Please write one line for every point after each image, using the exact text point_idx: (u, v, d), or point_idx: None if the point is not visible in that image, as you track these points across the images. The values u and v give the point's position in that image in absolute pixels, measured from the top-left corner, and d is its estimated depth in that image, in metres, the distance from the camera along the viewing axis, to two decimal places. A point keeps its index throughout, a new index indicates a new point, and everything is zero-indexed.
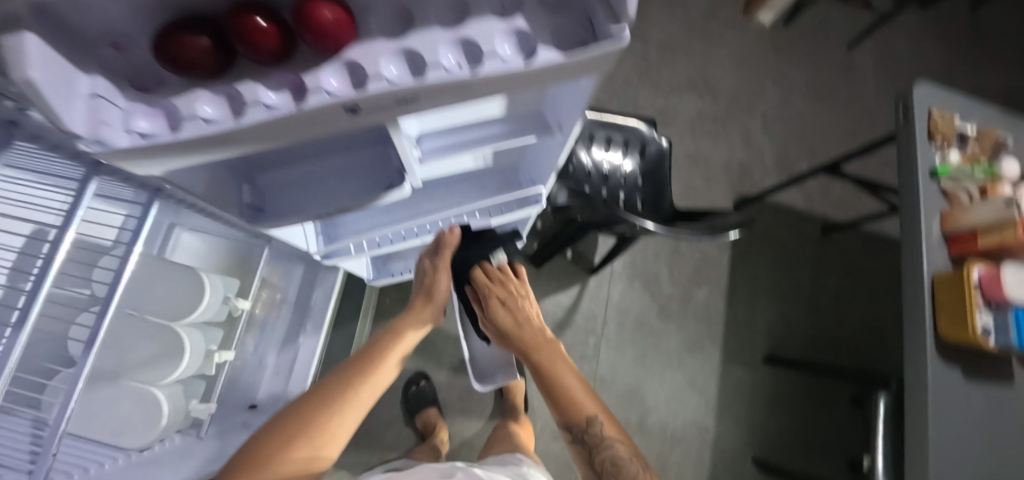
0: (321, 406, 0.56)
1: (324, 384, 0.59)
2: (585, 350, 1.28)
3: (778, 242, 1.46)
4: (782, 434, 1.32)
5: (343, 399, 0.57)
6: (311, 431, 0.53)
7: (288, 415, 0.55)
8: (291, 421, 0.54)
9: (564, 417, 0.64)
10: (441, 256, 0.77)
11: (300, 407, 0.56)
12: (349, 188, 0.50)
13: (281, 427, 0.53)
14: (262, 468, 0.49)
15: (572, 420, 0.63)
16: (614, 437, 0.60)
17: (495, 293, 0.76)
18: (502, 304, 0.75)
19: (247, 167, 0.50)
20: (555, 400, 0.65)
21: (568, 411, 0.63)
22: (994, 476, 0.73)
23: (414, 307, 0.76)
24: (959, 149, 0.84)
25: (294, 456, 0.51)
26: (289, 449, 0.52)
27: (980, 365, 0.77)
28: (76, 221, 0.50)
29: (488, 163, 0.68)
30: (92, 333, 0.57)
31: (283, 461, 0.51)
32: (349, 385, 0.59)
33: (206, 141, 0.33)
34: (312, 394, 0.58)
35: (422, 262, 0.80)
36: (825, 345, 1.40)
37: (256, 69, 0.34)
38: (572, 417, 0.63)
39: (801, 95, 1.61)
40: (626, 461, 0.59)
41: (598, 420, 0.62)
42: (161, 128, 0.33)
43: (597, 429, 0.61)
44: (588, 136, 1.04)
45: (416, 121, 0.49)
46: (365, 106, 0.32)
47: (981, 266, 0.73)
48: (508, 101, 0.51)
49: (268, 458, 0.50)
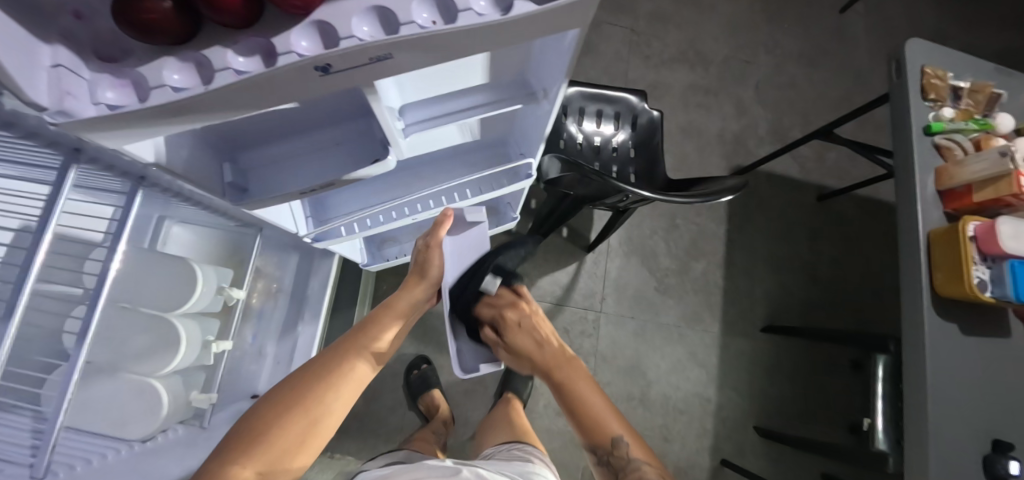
0: (319, 380, 0.60)
1: (321, 359, 0.63)
2: (585, 327, 1.28)
3: (774, 212, 1.46)
4: (783, 400, 1.33)
5: (340, 376, 0.62)
6: (308, 405, 0.58)
7: (288, 388, 0.59)
8: (291, 394, 0.58)
9: (590, 440, 0.71)
10: (434, 234, 0.70)
11: (300, 381, 0.60)
12: (333, 162, 0.49)
13: (283, 398, 0.58)
14: (265, 436, 0.54)
15: (598, 442, 0.70)
16: (640, 458, 0.67)
17: (512, 319, 0.76)
18: (520, 329, 0.77)
19: (227, 144, 0.49)
20: (582, 422, 0.73)
21: (595, 434, 0.70)
22: (992, 427, 0.74)
23: (407, 283, 0.73)
24: (953, 105, 0.83)
25: (295, 426, 0.56)
26: (290, 420, 0.56)
27: (979, 319, 0.77)
28: (58, 211, 0.50)
29: (475, 135, 0.67)
30: (84, 325, 0.56)
31: (284, 430, 0.55)
32: (345, 361, 0.63)
33: (184, 108, 0.32)
34: (311, 369, 0.62)
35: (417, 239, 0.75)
36: (823, 311, 1.40)
37: (223, 33, 0.33)
38: (598, 440, 0.70)
39: (793, 62, 1.59)
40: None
41: (623, 441, 0.68)
42: (127, 99, 0.32)
43: (622, 450, 0.68)
44: (579, 110, 1.03)
45: (397, 90, 0.48)
46: (338, 66, 0.32)
47: (975, 221, 0.72)
48: (491, 68, 0.50)
49: (271, 427, 0.55)
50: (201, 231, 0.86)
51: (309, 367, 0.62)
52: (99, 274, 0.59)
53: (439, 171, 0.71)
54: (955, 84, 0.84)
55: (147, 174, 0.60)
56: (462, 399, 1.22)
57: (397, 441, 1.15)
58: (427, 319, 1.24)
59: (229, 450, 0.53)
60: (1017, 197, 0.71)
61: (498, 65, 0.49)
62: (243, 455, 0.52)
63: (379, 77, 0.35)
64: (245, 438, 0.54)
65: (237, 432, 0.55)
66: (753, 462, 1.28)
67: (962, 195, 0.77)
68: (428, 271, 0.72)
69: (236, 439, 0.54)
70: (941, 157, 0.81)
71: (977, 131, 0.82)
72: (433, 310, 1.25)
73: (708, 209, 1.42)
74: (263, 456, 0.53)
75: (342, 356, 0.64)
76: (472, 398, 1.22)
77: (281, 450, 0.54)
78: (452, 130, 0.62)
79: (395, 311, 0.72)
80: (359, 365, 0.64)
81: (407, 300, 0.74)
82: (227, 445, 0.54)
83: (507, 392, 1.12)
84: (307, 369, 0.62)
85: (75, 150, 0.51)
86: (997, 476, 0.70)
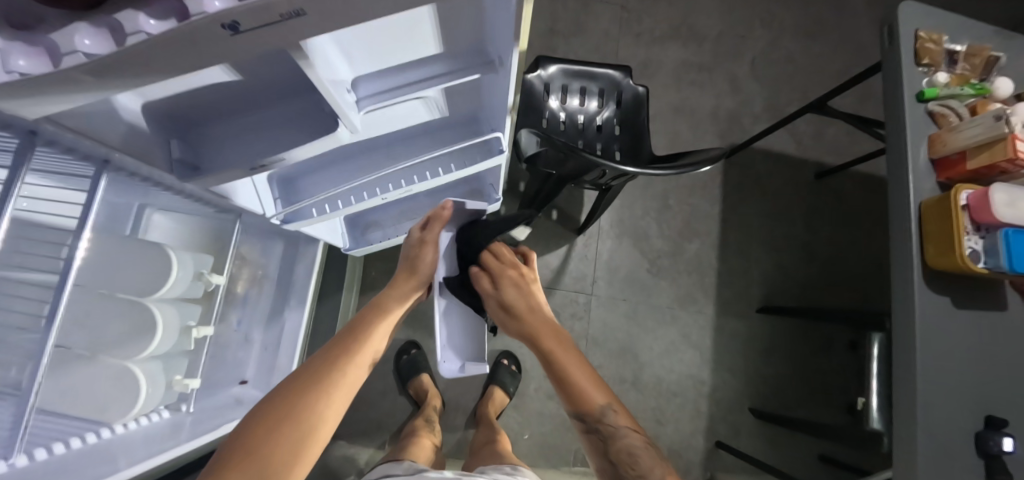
0: (313, 386, 0.56)
1: (310, 366, 0.59)
2: (576, 310, 1.27)
3: (771, 191, 1.42)
4: (779, 381, 1.31)
5: (337, 379, 0.58)
6: (301, 414, 0.52)
7: (278, 398, 0.54)
8: (282, 402, 0.53)
9: (574, 407, 0.62)
10: (432, 229, 0.72)
11: (290, 388, 0.55)
12: (282, 137, 0.48)
13: (273, 407, 0.53)
14: (256, 448, 0.48)
15: (584, 410, 0.61)
16: (628, 426, 0.60)
17: (508, 273, 0.72)
18: (515, 285, 0.72)
19: (175, 121, 0.48)
20: (565, 389, 0.63)
21: (580, 402, 0.61)
22: (986, 403, 0.72)
23: (396, 280, 0.74)
24: (948, 69, 0.79)
25: (288, 434, 0.50)
26: (283, 428, 0.51)
27: (974, 292, 0.74)
28: (14, 197, 0.50)
29: (444, 111, 0.66)
30: (52, 308, 0.56)
31: (276, 445, 0.49)
32: (338, 365, 0.59)
33: (122, 59, 0.31)
34: (301, 377, 0.57)
35: (411, 232, 0.76)
36: (821, 292, 1.37)
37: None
38: (584, 407, 0.61)
39: (791, 35, 1.54)
40: (640, 451, 0.59)
41: (611, 410, 0.60)
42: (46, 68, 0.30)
43: (611, 418, 0.60)
44: (562, 87, 1.01)
45: (346, 61, 0.47)
46: (247, 24, 0.30)
47: (967, 189, 0.69)
48: (443, 36, 0.48)
49: (263, 438, 0.49)
50: (186, 221, 0.86)
51: (298, 375, 0.57)
52: (65, 259, 0.58)
53: (410, 149, 0.70)
54: (950, 48, 0.80)
55: (111, 158, 0.60)
56: (453, 384, 1.22)
57: (389, 425, 1.16)
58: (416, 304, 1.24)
59: (213, 469, 0.47)
60: (1012, 163, 0.68)
61: (450, 30, 0.47)
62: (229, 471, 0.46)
63: (305, 35, 0.33)
64: (233, 453, 0.48)
65: (222, 449, 0.49)
66: (749, 443, 1.27)
67: (956, 163, 0.73)
68: (419, 266, 0.74)
69: (221, 456, 0.48)
70: (935, 124, 0.77)
71: (972, 97, 0.79)
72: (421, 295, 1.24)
73: (703, 189, 1.39)
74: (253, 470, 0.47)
75: (335, 359, 0.60)
76: (463, 382, 1.22)
77: (274, 462, 0.48)
78: (417, 107, 0.61)
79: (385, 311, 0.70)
80: (353, 369, 0.60)
81: (394, 300, 0.72)
82: (212, 464, 0.48)
83: (493, 386, 1.16)
84: (295, 378, 0.57)
85: (30, 133, 0.50)
86: (989, 452, 0.68)
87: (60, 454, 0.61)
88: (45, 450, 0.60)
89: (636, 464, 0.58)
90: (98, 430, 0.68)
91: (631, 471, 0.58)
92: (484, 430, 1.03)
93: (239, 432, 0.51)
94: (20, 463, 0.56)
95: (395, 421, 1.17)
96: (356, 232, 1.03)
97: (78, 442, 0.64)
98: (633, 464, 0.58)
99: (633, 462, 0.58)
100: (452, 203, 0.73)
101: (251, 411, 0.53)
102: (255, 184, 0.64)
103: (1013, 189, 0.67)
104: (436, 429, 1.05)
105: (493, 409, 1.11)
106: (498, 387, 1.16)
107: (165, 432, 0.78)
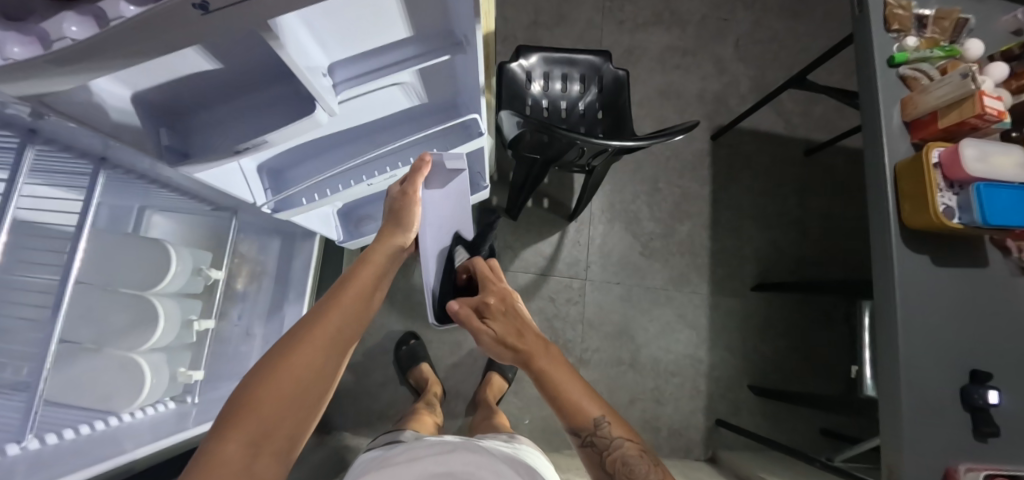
0: (308, 346, 0.57)
1: (305, 326, 0.59)
2: (571, 294, 1.29)
3: (760, 169, 1.44)
4: (777, 357, 1.32)
5: (331, 337, 0.59)
6: (300, 374, 0.54)
7: (275, 357, 0.56)
8: (279, 362, 0.55)
9: (569, 423, 0.61)
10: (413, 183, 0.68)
11: (287, 348, 0.56)
12: (264, 122, 0.51)
13: (272, 368, 0.54)
14: (257, 409, 0.51)
15: (579, 425, 0.60)
16: (622, 436, 0.59)
17: (494, 306, 0.69)
18: (503, 315, 0.69)
19: (164, 109, 0.51)
20: (560, 407, 0.62)
21: (574, 417, 0.61)
22: (970, 358, 0.72)
23: (384, 233, 0.71)
24: (918, 34, 0.81)
25: (287, 393, 0.53)
26: (280, 390, 0.53)
27: (953, 249, 0.75)
28: (16, 193, 0.51)
29: (423, 98, 0.69)
30: (57, 297, 0.58)
31: (274, 406, 0.52)
32: (331, 323, 0.59)
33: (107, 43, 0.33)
34: (296, 336, 0.58)
35: (392, 187, 0.73)
36: (815, 267, 1.38)
37: None
38: (579, 422, 0.60)
39: (774, 15, 1.55)
40: (636, 459, 0.58)
41: (605, 421, 0.60)
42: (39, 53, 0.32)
43: (605, 430, 0.60)
44: (544, 74, 1.04)
45: (319, 47, 0.49)
46: (216, 4, 0.32)
47: (938, 147, 0.71)
48: (412, 21, 0.51)
49: (264, 396, 0.52)
50: (181, 220, 0.88)
51: (292, 334, 0.58)
52: (67, 254, 0.60)
53: (395, 136, 0.73)
54: (919, 13, 0.81)
55: (106, 156, 0.62)
56: (453, 373, 1.24)
57: (391, 415, 1.19)
58: (413, 295, 1.26)
59: (218, 428, 0.50)
60: (981, 119, 0.68)
61: (418, 14, 0.50)
62: (232, 429, 0.49)
63: (270, 15, 0.35)
64: (236, 413, 0.50)
65: (226, 408, 0.52)
66: (749, 420, 1.28)
67: (928, 123, 0.74)
68: (403, 219, 0.70)
69: (225, 414, 0.51)
70: (907, 88, 0.79)
71: (943, 59, 0.80)
72: (419, 287, 1.27)
73: (692, 170, 1.41)
74: (256, 427, 0.50)
75: (328, 317, 0.60)
76: (462, 371, 1.24)
77: (277, 417, 0.52)
78: (396, 93, 0.63)
79: (374, 263, 0.68)
80: (346, 326, 0.61)
81: (383, 251, 0.70)
82: (217, 422, 0.51)
83: (492, 373, 1.18)
84: (291, 337, 0.58)
85: (31, 131, 0.52)
86: (975, 405, 0.69)
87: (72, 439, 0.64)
88: (56, 435, 0.62)
89: (631, 472, 0.58)
90: (106, 418, 0.70)
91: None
92: (483, 411, 1.05)
93: (241, 391, 0.53)
94: (34, 446, 0.58)
95: (398, 411, 1.19)
96: (349, 225, 1.06)
97: (87, 430, 0.66)
98: (629, 472, 0.58)
99: (629, 471, 0.58)
100: (430, 155, 0.68)
101: (252, 368, 0.55)
102: (245, 174, 0.68)
103: (981, 144, 0.69)
104: (438, 412, 1.07)
105: (492, 394, 1.13)
106: (496, 373, 1.18)
107: (173, 420, 0.80)
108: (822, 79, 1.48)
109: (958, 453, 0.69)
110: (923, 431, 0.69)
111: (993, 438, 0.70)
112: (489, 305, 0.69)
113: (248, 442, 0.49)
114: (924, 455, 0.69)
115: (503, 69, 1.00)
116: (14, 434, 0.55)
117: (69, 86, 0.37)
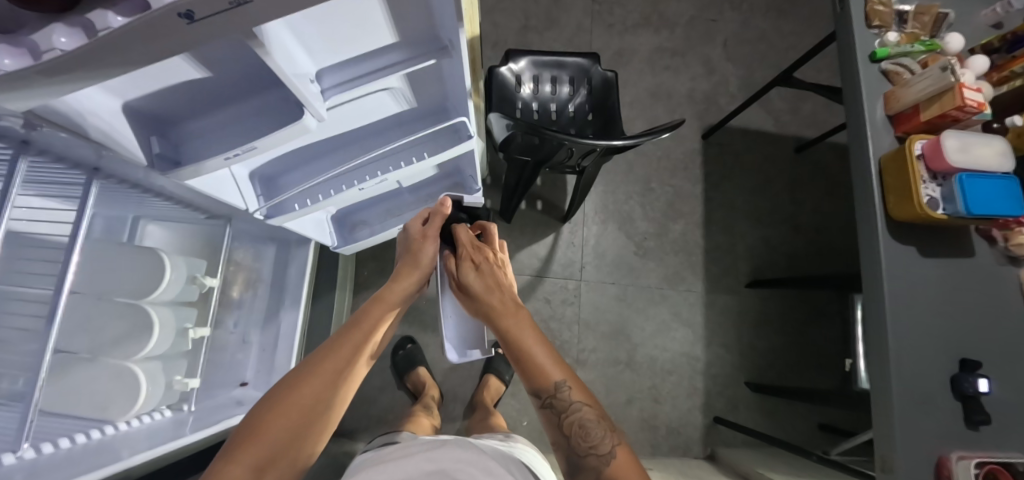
0: (319, 377, 0.59)
1: (316, 356, 0.61)
2: (566, 295, 1.29)
3: (752, 167, 1.45)
4: (773, 353, 1.33)
5: (339, 372, 0.60)
6: (308, 402, 0.56)
7: (285, 385, 0.57)
8: (291, 390, 0.57)
9: (530, 383, 0.62)
10: (434, 223, 0.74)
11: (298, 378, 0.58)
12: (253, 128, 0.52)
13: (282, 396, 0.56)
14: (266, 435, 0.53)
15: (540, 387, 0.61)
16: (581, 401, 0.59)
17: (471, 257, 0.73)
18: (475, 267, 0.72)
19: (156, 119, 0.53)
20: (523, 367, 0.63)
21: (536, 377, 0.61)
22: (961, 349, 0.73)
23: (399, 272, 0.72)
24: (898, 29, 0.83)
25: (295, 422, 0.55)
26: (288, 419, 0.54)
27: (936, 239, 0.76)
28: (10, 205, 0.51)
29: (412, 102, 0.69)
30: (50, 308, 0.57)
31: (280, 432, 0.54)
32: (343, 356, 0.61)
33: (98, 51, 0.33)
34: (309, 365, 0.60)
35: (409, 224, 0.77)
36: (808, 262, 1.39)
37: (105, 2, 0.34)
38: (540, 382, 0.61)
39: (762, 15, 1.57)
40: (593, 424, 0.58)
41: (565, 386, 0.60)
42: (29, 64, 0.32)
43: (565, 393, 0.60)
44: (534, 77, 1.05)
45: (306, 54, 0.51)
46: (201, 12, 0.32)
47: (921, 139, 0.72)
48: (396, 28, 0.52)
49: (272, 425, 0.54)
50: (178, 229, 0.88)
51: (306, 363, 0.60)
52: (59, 265, 0.60)
53: (384, 142, 0.73)
54: (899, 9, 0.83)
55: (100, 167, 0.61)
56: (450, 376, 1.24)
57: (389, 420, 1.18)
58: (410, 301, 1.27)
59: (227, 450, 0.52)
60: (962, 111, 0.69)
61: (402, 19, 0.51)
62: (240, 454, 0.51)
63: (258, 22, 0.36)
64: (246, 438, 0.52)
65: (236, 431, 0.54)
66: (747, 417, 1.28)
67: (911, 117, 0.76)
68: (420, 259, 0.73)
69: (236, 438, 0.53)
70: (890, 82, 0.80)
71: (924, 53, 0.81)
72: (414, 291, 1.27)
73: (683, 170, 1.42)
74: (263, 453, 0.52)
75: (340, 349, 0.62)
76: (459, 374, 1.25)
77: (285, 444, 0.54)
78: (384, 99, 0.64)
79: (388, 302, 0.69)
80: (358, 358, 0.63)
81: (398, 292, 0.71)
82: (227, 445, 0.53)
83: (489, 375, 1.18)
84: (304, 366, 0.60)
85: (24, 142, 0.51)
86: (966, 394, 0.69)
87: (66, 448, 0.64)
88: (51, 444, 0.61)
89: (588, 436, 0.57)
90: (101, 426, 0.69)
91: (583, 442, 0.57)
92: (480, 413, 1.06)
93: (251, 417, 0.55)
94: (29, 455, 0.58)
95: (395, 415, 1.19)
96: (345, 230, 1.06)
97: (83, 438, 0.66)
98: (585, 436, 0.57)
99: (585, 435, 0.57)
100: (450, 200, 0.76)
101: (264, 396, 0.57)
102: (236, 180, 0.69)
103: (961, 136, 0.70)
104: (435, 415, 1.07)
105: (489, 396, 1.13)
106: (493, 375, 1.18)
107: (171, 427, 0.81)
108: (810, 77, 1.50)
109: (950, 443, 0.70)
110: (915, 422, 0.70)
111: (983, 426, 0.70)
112: (466, 255, 0.73)
113: (254, 467, 0.51)
114: (916, 444, 0.69)
115: (492, 74, 1.01)
116: (10, 444, 0.55)
117: (60, 95, 0.38)
